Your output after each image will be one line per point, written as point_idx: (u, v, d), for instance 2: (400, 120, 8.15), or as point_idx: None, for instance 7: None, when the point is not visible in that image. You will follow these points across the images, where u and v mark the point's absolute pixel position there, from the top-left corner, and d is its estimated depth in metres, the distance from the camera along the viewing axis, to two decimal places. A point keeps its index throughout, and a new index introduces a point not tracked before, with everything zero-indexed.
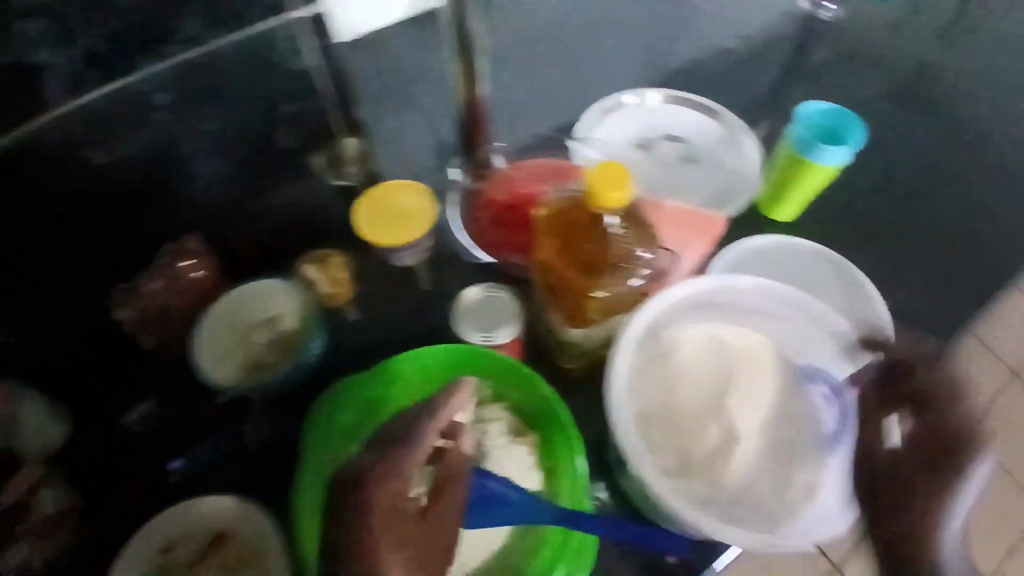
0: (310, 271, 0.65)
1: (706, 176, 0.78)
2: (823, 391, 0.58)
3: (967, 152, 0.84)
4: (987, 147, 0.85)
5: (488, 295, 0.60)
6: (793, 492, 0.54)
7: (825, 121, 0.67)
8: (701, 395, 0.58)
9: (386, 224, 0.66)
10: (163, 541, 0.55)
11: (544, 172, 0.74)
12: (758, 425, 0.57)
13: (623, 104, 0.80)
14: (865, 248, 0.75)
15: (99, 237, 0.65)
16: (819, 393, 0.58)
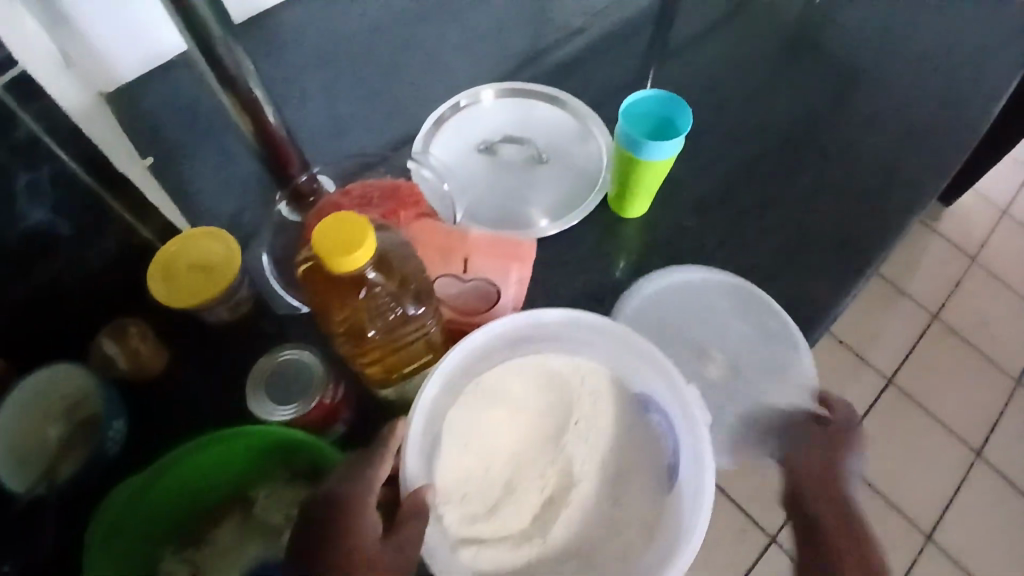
0: (110, 345, 0.61)
1: (553, 176, 0.74)
2: (651, 412, 0.56)
3: (796, 105, 0.81)
4: (813, 96, 0.83)
5: (296, 359, 0.53)
6: (633, 521, 0.53)
7: (651, 108, 0.62)
8: (534, 440, 0.55)
9: (181, 279, 0.59)
10: None
11: (375, 195, 0.68)
12: (594, 466, 0.55)
13: (459, 108, 0.77)
14: (719, 229, 0.72)
15: None
16: (654, 419, 0.55)
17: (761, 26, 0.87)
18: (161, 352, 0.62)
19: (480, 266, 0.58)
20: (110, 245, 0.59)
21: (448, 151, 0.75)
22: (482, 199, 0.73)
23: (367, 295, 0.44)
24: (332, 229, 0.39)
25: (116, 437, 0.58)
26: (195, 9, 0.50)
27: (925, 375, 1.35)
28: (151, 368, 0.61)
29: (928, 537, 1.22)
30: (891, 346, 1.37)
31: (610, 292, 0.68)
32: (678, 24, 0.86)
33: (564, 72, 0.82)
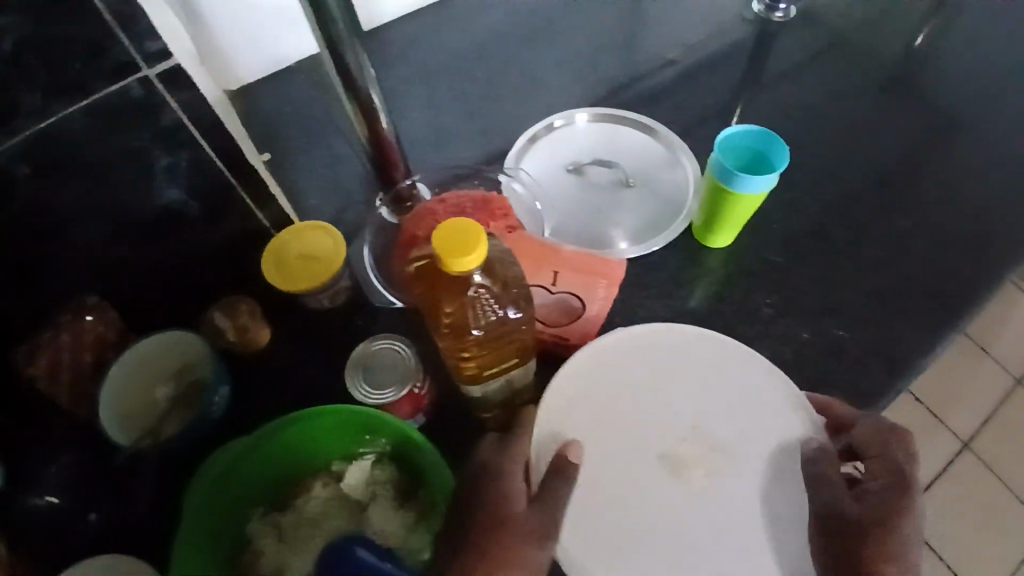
0: (221, 320, 0.66)
1: (639, 201, 0.76)
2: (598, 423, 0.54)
3: (885, 148, 0.81)
4: (905, 139, 0.82)
5: (392, 349, 0.57)
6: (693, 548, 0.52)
7: (744, 143, 0.63)
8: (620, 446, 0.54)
9: (293, 268, 0.65)
10: None
11: (468, 205, 0.72)
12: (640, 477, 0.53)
13: (553, 128, 0.80)
14: (805, 266, 0.72)
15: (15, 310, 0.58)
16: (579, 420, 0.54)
17: (864, 68, 0.87)
18: (264, 330, 0.67)
19: (569, 280, 0.61)
20: (229, 230, 0.64)
21: (544, 168, 0.78)
22: (569, 218, 0.75)
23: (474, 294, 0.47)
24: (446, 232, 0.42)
25: (220, 403, 0.62)
26: (334, 19, 0.55)
27: (1003, 442, 1.29)
28: (253, 345, 0.66)
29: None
30: (969, 407, 1.32)
31: (690, 318, 0.69)
32: (777, 60, 0.87)
33: (659, 99, 0.84)
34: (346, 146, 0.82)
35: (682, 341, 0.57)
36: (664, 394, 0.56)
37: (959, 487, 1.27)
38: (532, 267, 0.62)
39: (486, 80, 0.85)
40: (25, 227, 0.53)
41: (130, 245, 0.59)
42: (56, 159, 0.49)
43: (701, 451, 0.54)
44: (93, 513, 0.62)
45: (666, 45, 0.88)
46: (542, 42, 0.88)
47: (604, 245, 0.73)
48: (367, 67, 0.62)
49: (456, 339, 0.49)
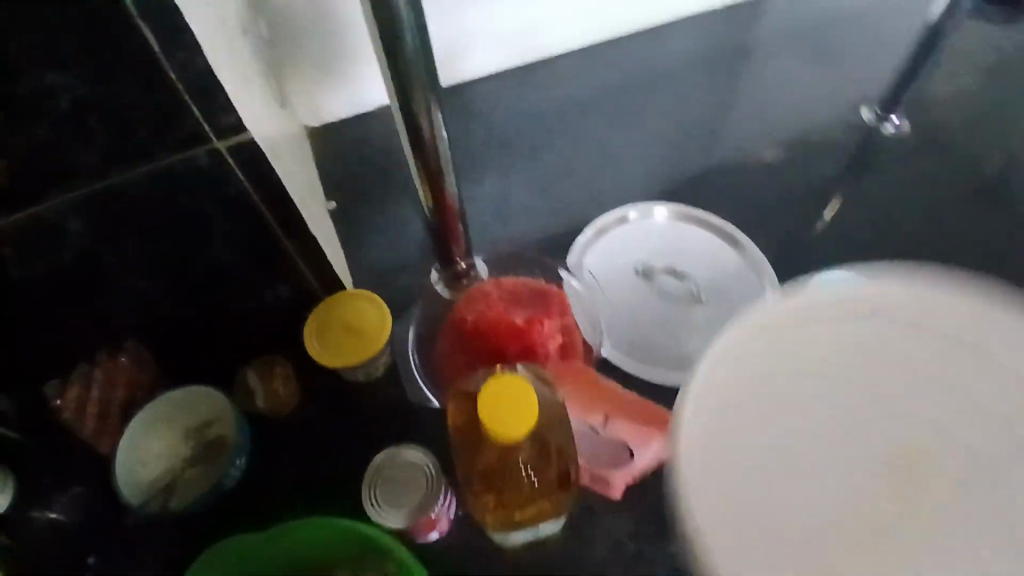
0: (252, 383, 0.66)
1: (709, 318, 0.70)
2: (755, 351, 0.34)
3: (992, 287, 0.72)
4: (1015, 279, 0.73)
5: (421, 464, 0.56)
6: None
7: None
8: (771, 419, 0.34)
9: (336, 340, 0.63)
10: None
11: (525, 293, 0.67)
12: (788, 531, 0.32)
13: (629, 219, 0.75)
14: None
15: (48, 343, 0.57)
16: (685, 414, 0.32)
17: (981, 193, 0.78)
18: (291, 398, 0.66)
19: (619, 427, 0.56)
20: (279, 291, 0.63)
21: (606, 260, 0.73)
22: (629, 325, 0.70)
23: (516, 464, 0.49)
24: (500, 394, 0.44)
25: (236, 474, 0.60)
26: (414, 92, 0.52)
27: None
28: (278, 413, 0.65)
29: None
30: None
31: None
32: (881, 177, 0.79)
33: (745, 197, 0.78)
34: (409, 205, 0.79)
35: (921, 269, 0.35)
36: (841, 335, 0.35)
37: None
38: (581, 404, 0.57)
39: (561, 150, 0.81)
40: (72, 274, 0.52)
41: (172, 292, 0.57)
42: (113, 217, 0.48)
43: (945, 572, 0.31)
44: (93, 557, 0.61)
45: (757, 137, 0.82)
46: (625, 117, 0.84)
47: (668, 367, 0.67)
48: (442, 127, 0.57)
49: (484, 484, 0.50)
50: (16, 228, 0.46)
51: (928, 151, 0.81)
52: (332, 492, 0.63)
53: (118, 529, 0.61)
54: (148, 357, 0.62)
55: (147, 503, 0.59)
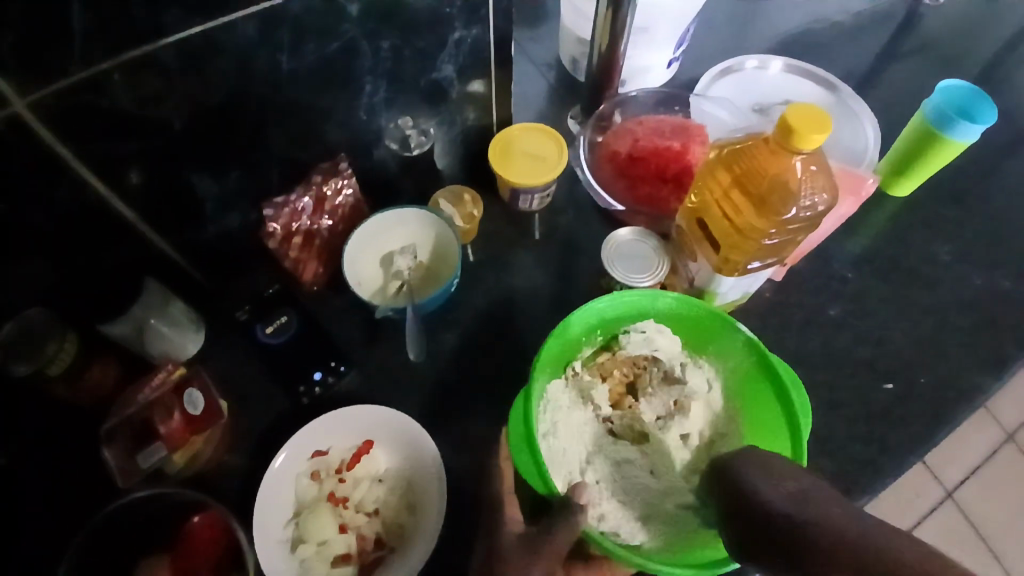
0: (447, 206, 0.72)
1: (834, 141, 0.78)
2: None
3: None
4: None
5: (637, 240, 0.64)
6: (648, 54, 0.79)
7: (962, 97, 0.69)
8: None
9: (523, 166, 0.69)
10: (322, 443, 0.58)
11: (667, 129, 0.76)
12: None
13: (744, 69, 0.83)
14: (969, 216, 0.77)
15: (269, 143, 0.61)
16: None
17: (1013, 45, 0.92)
18: (478, 225, 0.72)
19: (831, 201, 0.54)
20: (467, 112, 0.70)
21: (572, 61, 0.83)
22: None
23: (761, 192, 0.52)
24: (799, 114, 0.48)
25: (456, 283, 0.66)
26: None
27: (1020, 468, 1.30)
28: (468, 236, 0.72)
29: (947, 495, 1.28)
30: (962, 458, 1.30)
31: (863, 254, 0.74)
32: (932, 32, 0.92)
33: (823, 52, 0.90)
34: (530, 66, 0.86)
35: None
36: None
37: (943, 544, 1.24)
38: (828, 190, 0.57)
39: None
40: (326, 70, 0.56)
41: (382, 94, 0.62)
42: (383, 10, 0.53)
43: (668, 34, 0.77)
44: (318, 372, 0.64)
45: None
46: None
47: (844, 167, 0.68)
48: None
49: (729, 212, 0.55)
50: (309, 6, 0.50)
51: (968, 11, 0.94)
52: (532, 295, 0.71)
53: (342, 341, 0.67)
54: (351, 187, 0.67)
55: (393, 306, 0.65)
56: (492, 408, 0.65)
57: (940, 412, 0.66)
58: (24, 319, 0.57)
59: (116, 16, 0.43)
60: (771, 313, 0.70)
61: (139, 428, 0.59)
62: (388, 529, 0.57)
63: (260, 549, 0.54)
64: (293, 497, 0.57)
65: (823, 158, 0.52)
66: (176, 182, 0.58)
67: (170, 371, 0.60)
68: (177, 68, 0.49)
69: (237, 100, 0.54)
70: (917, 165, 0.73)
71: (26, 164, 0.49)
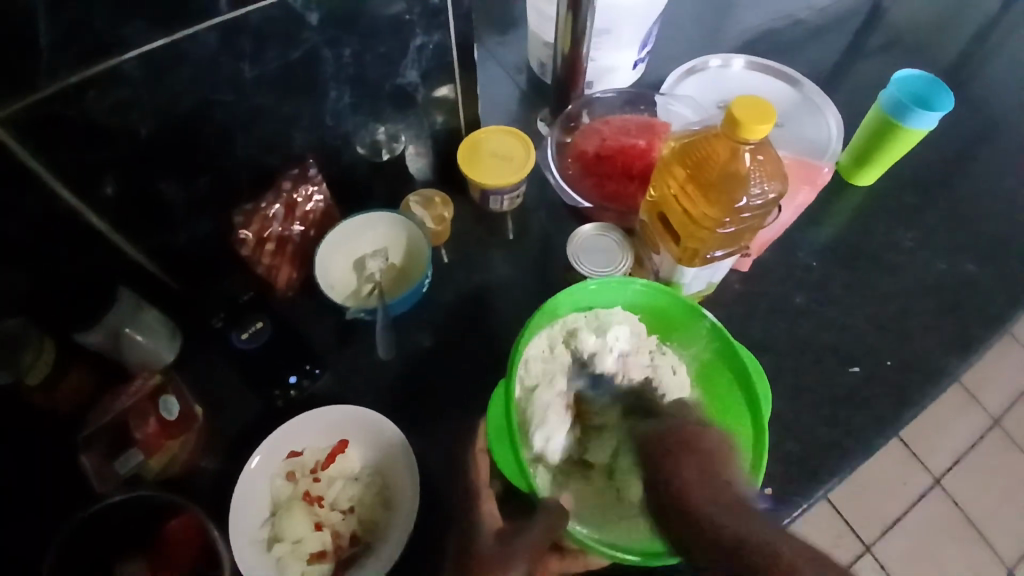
0: (418, 209, 0.73)
1: (796, 135, 0.80)
2: None
3: (992, 103, 0.88)
4: (1011, 97, 0.88)
5: (600, 235, 0.66)
6: (613, 56, 0.81)
7: (913, 87, 0.71)
8: None
9: (490, 166, 0.70)
10: (296, 443, 0.59)
11: (633, 127, 0.77)
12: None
13: (707, 67, 0.85)
14: (930, 202, 0.79)
15: (237, 150, 0.62)
16: None
17: (971, 36, 0.94)
18: (449, 227, 0.73)
19: (780, 188, 0.56)
20: (435, 115, 0.71)
21: (540, 64, 0.85)
22: None
23: (715, 184, 0.54)
24: (743, 107, 0.49)
25: (426, 284, 0.68)
26: None
27: (1003, 454, 1.31)
28: (439, 237, 0.73)
29: (934, 481, 1.29)
30: (947, 444, 1.31)
31: (828, 242, 0.76)
32: (891, 26, 0.94)
33: (788, 49, 0.92)
34: (500, 70, 0.87)
35: None
36: None
37: (931, 529, 1.26)
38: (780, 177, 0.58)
39: None
40: (290, 77, 0.58)
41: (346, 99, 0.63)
42: (342, 18, 0.55)
43: (631, 36, 0.78)
44: (294, 375, 0.65)
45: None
46: None
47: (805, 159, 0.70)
48: None
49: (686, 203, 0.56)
50: (269, 15, 0.51)
51: (926, 4, 0.96)
52: (503, 292, 0.72)
53: (318, 345, 0.68)
54: (322, 193, 0.68)
55: (365, 308, 0.66)
56: (466, 404, 0.66)
57: (906, 393, 0.67)
58: (4, 328, 0.57)
59: (81, 29, 0.45)
60: (738, 302, 0.72)
61: (117, 434, 0.59)
62: (363, 525, 0.58)
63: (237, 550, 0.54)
64: (270, 498, 0.58)
65: (769, 147, 0.54)
66: (147, 190, 0.60)
67: (143, 380, 0.60)
68: (140, 79, 0.50)
69: (204, 108, 0.56)
70: (874, 156, 0.75)
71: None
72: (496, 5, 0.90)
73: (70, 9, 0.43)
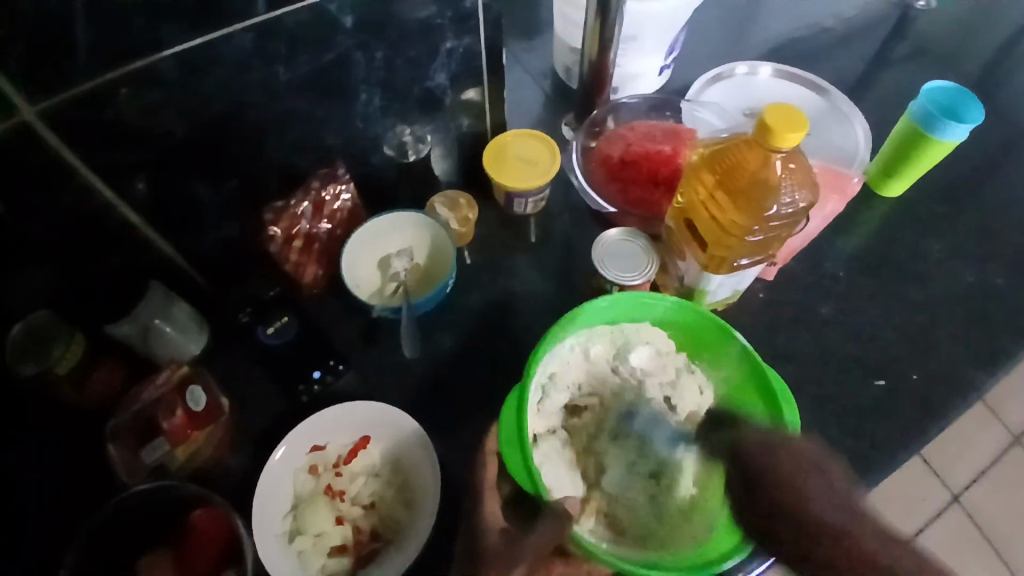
0: (443, 211, 0.74)
1: (824, 144, 0.79)
2: None
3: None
4: None
5: (625, 240, 0.66)
6: (639, 63, 0.81)
7: (945, 97, 0.70)
8: None
9: (516, 169, 0.71)
10: (320, 438, 0.60)
11: (659, 133, 0.77)
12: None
13: (733, 75, 0.85)
14: (959, 215, 0.78)
15: (267, 149, 0.63)
16: None
17: (1003, 48, 0.93)
18: (473, 229, 0.74)
19: (810, 197, 0.56)
20: (462, 119, 0.72)
21: (565, 70, 0.86)
22: None
23: (745, 191, 0.53)
24: (776, 114, 0.49)
25: (450, 285, 0.68)
26: None
27: None
28: (463, 239, 0.74)
29: (953, 498, 1.27)
30: (967, 460, 1.29)
31: (853, 252, 0.75)
32: (921, 37, 0.93)
33: (815, 58, 0.92)
34: (525, 75, 0.88)
35: None
36: None
37: (950, 547, 1.24)
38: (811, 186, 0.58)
39: None
40: (321, 78, 0.59)
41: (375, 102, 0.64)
42: (375, 22, 0.56)
43: (658, 43, 0.79)
44: (317, 370, 0.65)
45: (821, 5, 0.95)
46: None
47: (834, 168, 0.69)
48: None
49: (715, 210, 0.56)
50: (304, 18, 0.52)
51: (957, 15, 0.95)
52: (525, 296, 0.72)
53: (341, 342, 0.69)
54: (349, 192, 0.69)
55: (389, 306, 0.67)
56: (486, 406, 0.66)
57: (931, 407, 0.67)
58: (30, 320, 0.59)
59: (124, 29, 0.46)
60: (762, 312, 0.71)
61: (144, 424, 0.61)
62: (383, 519, 0.59)
63: (260, 542, 0.55)
64: (293, 490, 0.59)
65: (801, 155, 0.54)
66: (180, 187, 0.61)
67: (171, 371, 0.61)
68: (176, 79, 0.51)
69: (238, 108, 0.57)
70: (903, 167, 0.75)
71: (36, 172, 0.51)
72: (522, 11, 0.91)
73: (113, 9, 0.44)
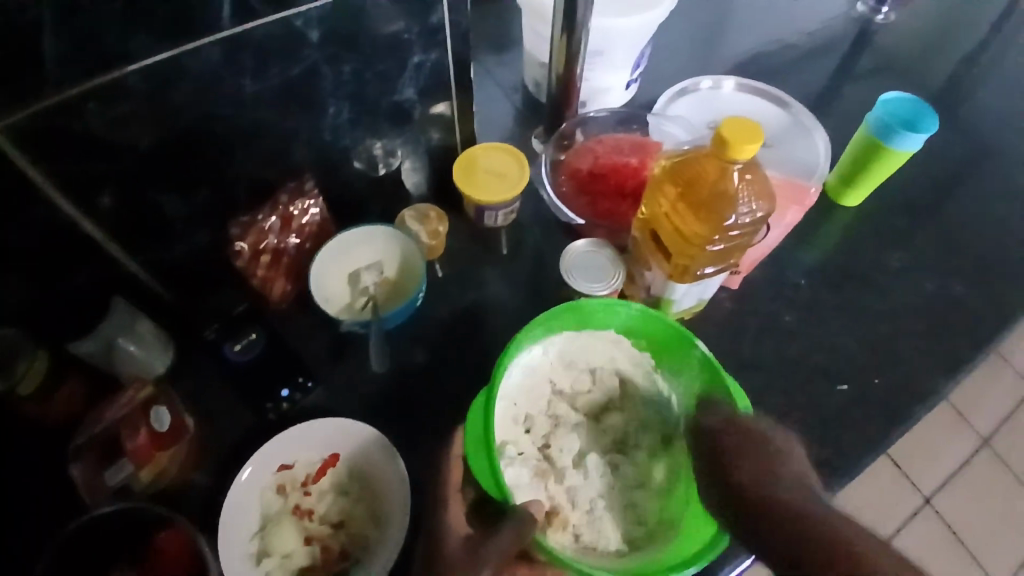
0: (413, 224, 0.74)
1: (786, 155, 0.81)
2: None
3: (977, 127, 0.90)
4: (995, 121, 0.91)
5: (593, 250, 0.67)
6: (607, 77, 0.83)
7: (900, 109, 0.73)
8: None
9: (485, 182, 0.71)
10: (287, 456, 0.59)
11: (627, 146, 0.78)
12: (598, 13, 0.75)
13: (698, 88, 0.87)
14: (917, 223, 0.80)
15: (236, 163, 0.63)
16: None
17: (956, 61, 0.96)
18: (444, 241, 0.74)
19: (767, 207, 0.57)
20: (432, 132, 0.73)
21: (535, 83, 0.87)
22: None
23: (705, 200, 0.55)
24: (733, 126, 0.51)
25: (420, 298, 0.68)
26: None
27: (993, 474, 1.31)
28: (434, 252, 0.74)
29: (925, 501, 1.29)
30: (937, 463, 1.32)
31: (816, 260, 0.77)
32: (878, 51, 0.97)
33: (777, 71, 0.94)
34: (496, 89, 0.89)
35: None
36: None
37: (922, 550, 1.26)
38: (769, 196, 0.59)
39: None
40: (290, 92, 0.59)
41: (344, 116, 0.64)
42: (343, 37, 0.56)
43: (625, 58, 0.80)
44: (286, 388, 0.65)
45: (782, 20, 0.98)
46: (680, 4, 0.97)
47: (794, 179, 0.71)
48: None
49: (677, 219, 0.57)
50: (271, 32, 0.52)
51: (912, 30, 0.99)
52: (496, 307, 0.73)
53: (310, 358, 0.69)
54: (318, 206, 0.69)
55: (358, 320, 0.67)
56: (456, 418, 0.66)
57: (894, 410, 0.68)
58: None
59: (86, 44, 0.46)
60: (729, 320, 0.73)
61: (107, 445, 0.59)
62: (352, 538, 0.58)
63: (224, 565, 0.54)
64: (259, 511, 0.58)
65: (758, 166, 0.55)
66: (146, 203, 0.60)
67: (135, 391, 0.60)
68: (144, 93, 0.51)
69: (205, 123, 0.57)
70: (861, 176, 0.77)
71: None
72: (493, 26, 0.92)
73: (75, 23, 0.44)
